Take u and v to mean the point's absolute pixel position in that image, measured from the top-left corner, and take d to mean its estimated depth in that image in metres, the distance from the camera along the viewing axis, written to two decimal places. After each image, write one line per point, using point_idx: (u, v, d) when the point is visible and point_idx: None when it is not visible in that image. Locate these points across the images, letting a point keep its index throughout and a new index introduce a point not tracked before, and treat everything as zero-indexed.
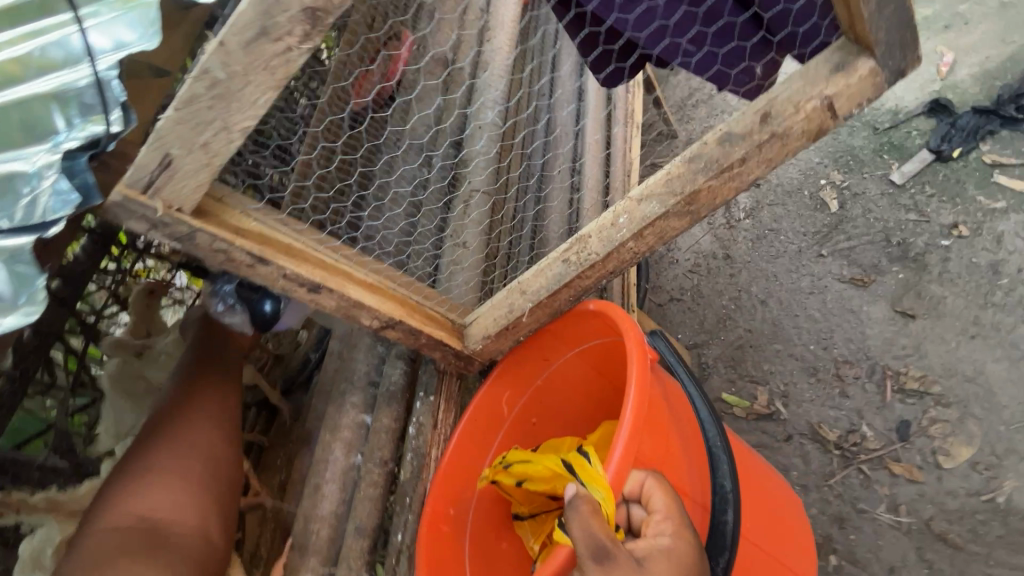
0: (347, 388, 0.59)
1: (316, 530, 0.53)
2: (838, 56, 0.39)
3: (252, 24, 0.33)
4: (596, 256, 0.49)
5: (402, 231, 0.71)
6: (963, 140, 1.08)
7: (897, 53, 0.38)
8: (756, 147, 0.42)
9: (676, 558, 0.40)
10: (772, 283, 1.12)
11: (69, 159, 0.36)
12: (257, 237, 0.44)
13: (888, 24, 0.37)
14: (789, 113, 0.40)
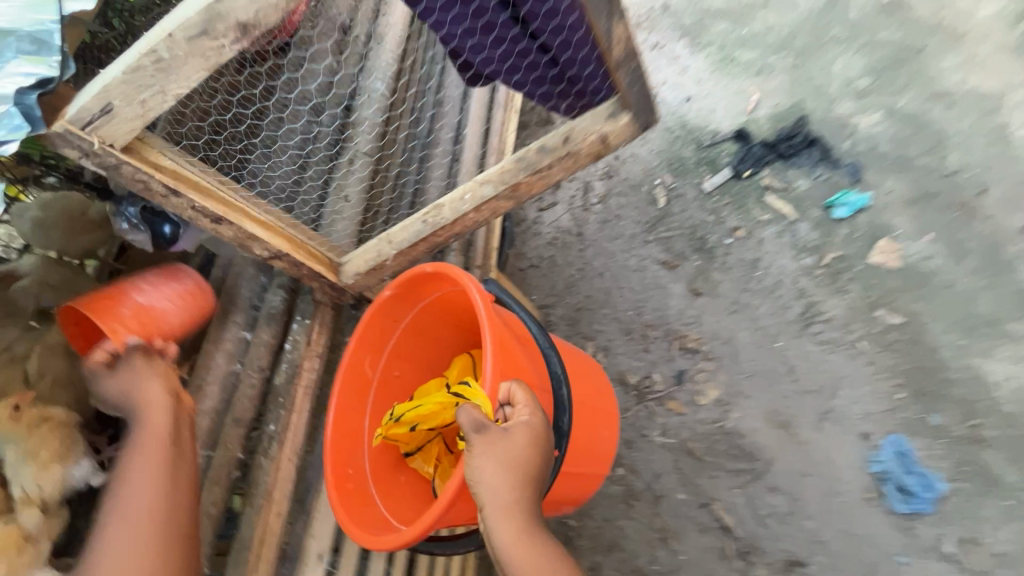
0: (231, 309, 0.69)
1: (198, 420, 0.63)
2: (610, 110, 0.58)
3: (196, 25, 0.43)
4: (447, 220, 0.65)
5: (291, 176, 0.81)
6: (753, 163, 1.39)
7: (644, 114, 0.58)
8: (558, 159, 0.61)
9: (535, 425, 0.60)
10: (610, 260, 1.40)
11: (20, 94, 0.46)
12: (170, 173, 0.52)
13: (637, 94, 0.57)
14: (582, 140, 0.59)
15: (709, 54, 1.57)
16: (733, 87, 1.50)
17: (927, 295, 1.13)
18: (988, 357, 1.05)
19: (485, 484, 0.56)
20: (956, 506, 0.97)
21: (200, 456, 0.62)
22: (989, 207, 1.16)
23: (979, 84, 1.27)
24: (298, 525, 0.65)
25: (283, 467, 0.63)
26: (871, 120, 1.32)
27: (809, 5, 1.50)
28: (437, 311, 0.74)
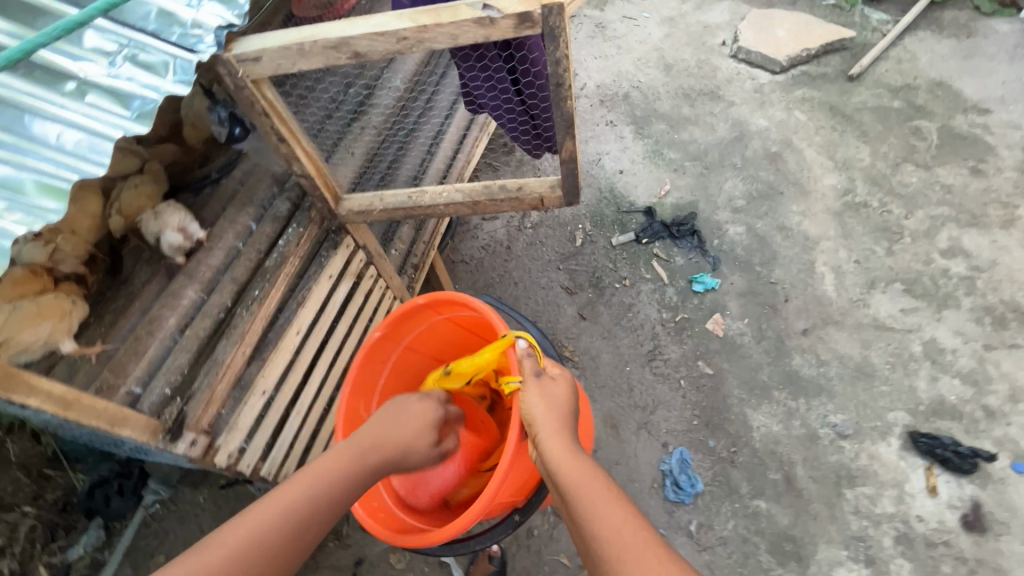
0: (247, 202, 0.92)
1: (203, 270, 0.86)
2: (552, 182, 0.87)
3: (333, 44, 0.64)
4: (425, 202, 0.90)
5: (319, 118, 1.09)
6: (651, 234, 1.80)
7: (571, 195, 0.87)
8: (509, 197, 0.88)
9: (567, 377, 0.82)
10: (525, 272, 1.81)
11: (217, 26, 0.63)
12: (269, 104, 0.73)
13: (569, 182, 0.84)
14: (527, 192, 0.88)
15: (646, 143, 2.01)
16: (654, 174, 1.94)
17: (732, 358, 1.56)
18: (756, 410, 1.47)
19: (539, 418, 0.74)
20: (705, 501, 1.36)
21: (197, 296, 0.84)
22: (788, 311, 1.61)
23: (809, 228, 1.75)
24: (254, 365, 0.86)
25: (257, 321, 0.85)
26: (737, 230, 1.79)
27: (724, 135, 1.99)
28: (418, 341, 1.02)
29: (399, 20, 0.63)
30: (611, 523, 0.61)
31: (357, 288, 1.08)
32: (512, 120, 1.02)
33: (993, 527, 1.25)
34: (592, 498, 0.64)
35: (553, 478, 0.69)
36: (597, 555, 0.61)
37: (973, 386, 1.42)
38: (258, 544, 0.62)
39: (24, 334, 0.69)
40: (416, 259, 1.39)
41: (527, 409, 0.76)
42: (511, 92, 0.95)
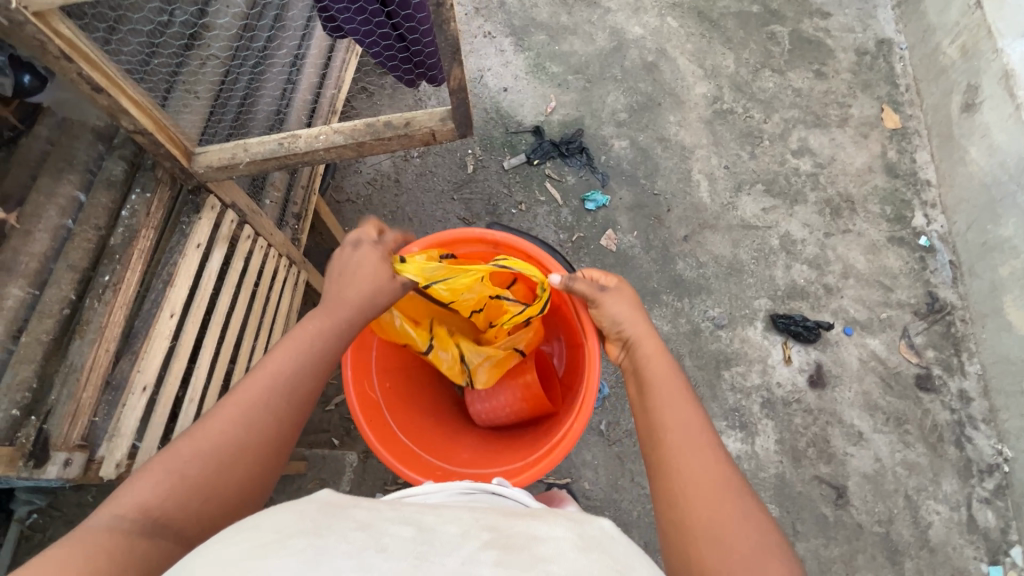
0: (65, 167, 0.74)
1: (25, 260, 0.69)
2: (441, 113, 0.79)
3: None
4: (300, 149, 0.79)
5: (143, 50, 0.89)
6: (541, 154, 1.79)
7: (464, 126, 0.81)
8: (396, 134, 0.80)
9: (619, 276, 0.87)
10: (418, 207, 1.72)
11: None
12: (69, 42, 0.57)
13: (461, 113, 0.78)
14: (414, 128, 0.80)
15: (527, 57, 1.92)
16: (539, 90, 1.88)
17: (626, 271, 1.67)
18: (648, 314, 1.61)
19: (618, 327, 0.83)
20: (611, 401, 1.50)
21: (26, 292, 0.69)
22: (671, 220, 1.73)
23: (685, 138, 1.84)
24: (126, 361, 0.74)
25: (116, 311, 0.73)
26: (621, 145, 1.83)
27: (603, 44, 1.96)
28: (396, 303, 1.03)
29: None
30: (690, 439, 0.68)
31: (234, 252, 0.95)
32: (381, 47, 0.89)
33: (831, 382, 1.54)
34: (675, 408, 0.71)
35: (639, 375, 0.78)
36: (665, 476, 0.65)
37: (817, 269, 1.66)
38: (198, 468, 0.58)
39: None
40: (296, 207, 1.25)
41: (610, 314, 0.84)
42: (373, 13, 0.81)
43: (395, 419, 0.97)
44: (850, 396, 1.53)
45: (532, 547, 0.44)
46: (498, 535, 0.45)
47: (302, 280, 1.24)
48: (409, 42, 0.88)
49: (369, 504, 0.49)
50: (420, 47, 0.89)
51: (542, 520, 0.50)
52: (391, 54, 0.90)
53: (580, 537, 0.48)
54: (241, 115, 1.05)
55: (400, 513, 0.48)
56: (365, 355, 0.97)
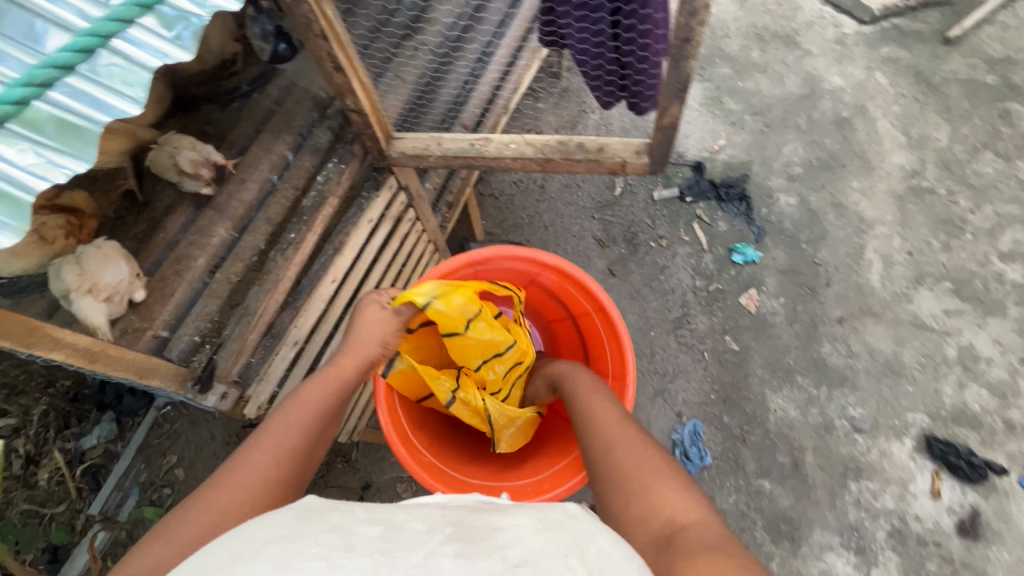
0: (284, 128, 0.81)
1: (234, 205, 0.77)
2: (639, 146, 0.75)
3: None
4: (489, 154, 0.79)
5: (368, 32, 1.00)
6: (696, 193, 1.69)
7: (660, 163, 0.76)
8: (588, 157, 0.77)
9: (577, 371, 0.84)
10: (556, 217, 1.70)
11: None
12: (329, 24, 0.60)
13: (661, 151, 0.73)
14: (610, 155, 0.76)
15: (705, 88, 1.82)
16: (709, 124, 1.77)
17: (761, 337, 1.52)
18: (775, 392, 1.45)
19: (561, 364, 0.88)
20: (710, 474, 1.38)
21: (228, 234, 0.76)
22: (827, 297, 1.54)
23: (866, 209, 1.63)
24: (287, 314, 0.79)
25: (292, 268, 0.77)
26: (788, 201, 1.67)
27: (793, 89, 1.80)
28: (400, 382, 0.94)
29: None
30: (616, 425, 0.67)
31: (395, 231, 0.98)
32: (598, 68, 0.88)
33: (986, 534, 1.29)
34: (602, 402, 0.73)
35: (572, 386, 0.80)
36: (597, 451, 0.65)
37: (999, 398, 1.40)
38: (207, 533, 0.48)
39: (103, 275, 0.65)
40: (451, 197, 1.25)
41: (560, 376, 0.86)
42: (606, 32, 0.80)
43: (453, 470, 0.90)
44: (1008, 560, 1.27)
45: (491, 538, 0.40)
46: (460, 529, 0.43)
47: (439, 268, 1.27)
48: (630, 71, 0.85)
49: (349, 507, 0.46)
50: (639, 78, 0.86)
51: (503, 511, 0.47)
52: (607, 76, 0.88)
53: (539, 520, 0.44)
54: (420, 102, 1.05)
55: (373, 512, 0.45)
56: (400, 426, 0.88)
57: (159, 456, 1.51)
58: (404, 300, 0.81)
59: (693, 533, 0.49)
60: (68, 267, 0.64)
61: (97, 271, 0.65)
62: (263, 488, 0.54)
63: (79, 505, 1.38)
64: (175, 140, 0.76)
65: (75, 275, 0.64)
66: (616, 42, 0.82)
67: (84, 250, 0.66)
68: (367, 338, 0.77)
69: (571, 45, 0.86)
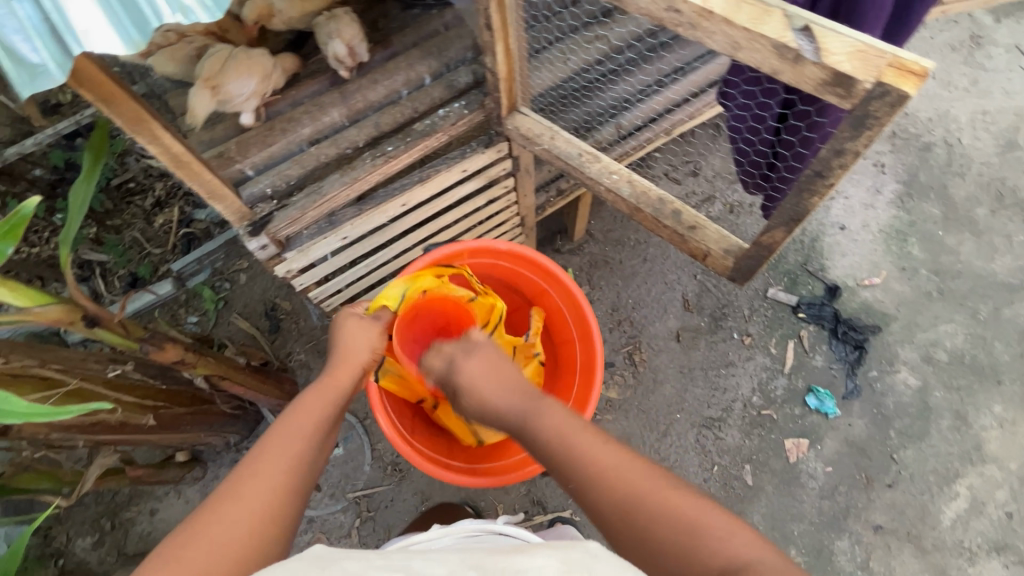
0: (435, 54, 0.85)
1: (357, 99, 0.83)
2: (731, 247, 0.70)
3: None
4: (590, 172, 0.76)
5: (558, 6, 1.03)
6: (813, 314, 1.51)
7: (742, 274, 0.73)
8: (679, 228, 0.72)
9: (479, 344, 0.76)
10: (660, 257, 1.60)
11: None
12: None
13: (749, 260, 0.69)
14: (703, 239, 0.71)
15: (898, 217, 1.57)
16: (876, 255, 1.55)
17: (781, 488, 1.37)
18: None
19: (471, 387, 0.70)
20: None
21: (339, 120, 0.82)
22: (878, 497, 1.35)
23: (990, 441, 1.38)
24: (349, 211, 0.85)
25: (370, 176, 0.81)
26: (907, 380, 1.44)
27: (998, 272, 1.51)
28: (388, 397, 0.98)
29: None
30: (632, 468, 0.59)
31: (485, 191, 1.00)
32: (744, 155, 0.84)
33: None
34: (592, 441, 0.62)
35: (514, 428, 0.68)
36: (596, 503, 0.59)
37: None
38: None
39: (230, 82, 0.76)
40: (565, 184, 1.20)
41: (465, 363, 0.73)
42: (764, 129, 0.76)
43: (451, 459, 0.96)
44: None
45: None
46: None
47: (516, 240, 1.26)
48: (769, 175, 0.82)
49: (361, 556, 0.51)
50: (774, 188, 0.82)
51: (524, 551, 0.51)
52: (747, 167, 0.85)
53: (562, 560, 0.48)
54: (584, 88, 1.04)
55: (387, 562, 0.50)
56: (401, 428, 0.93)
57: (237, 257, 1.68)
58: (377, 307, 0.86)
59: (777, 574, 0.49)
60: (214, 61, 0.78)
61: (231, 75, 0.76)
62: (256, 526, 0.54)
63: (168, 257, 1.65)
64: (334, 18, 0.81)
65: (213, 70, 0.77)
66: (771, 143, 0.77)
67: (235, 55, 0.78)
68: (352, 348, 0.78)
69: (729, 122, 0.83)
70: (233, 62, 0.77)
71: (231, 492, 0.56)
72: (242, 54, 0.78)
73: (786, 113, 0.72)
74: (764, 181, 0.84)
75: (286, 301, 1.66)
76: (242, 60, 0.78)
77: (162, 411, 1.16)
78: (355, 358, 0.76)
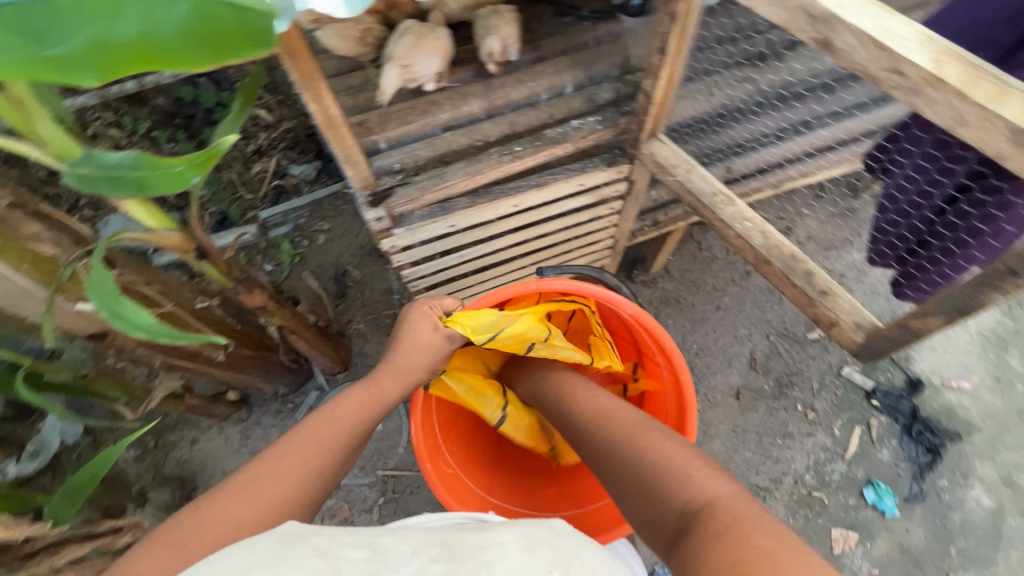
0: (584, 66, 0.84)
1: (499, 94, 0.83)
2: (867, 323, 0.69)
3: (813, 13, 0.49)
4: (720, 214, 0.76)
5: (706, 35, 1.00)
6: (888, 403, 1.42)
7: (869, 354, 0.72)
8: (812, 289, 0.71)
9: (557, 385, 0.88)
10: (736, 309, 1.54)
11: None
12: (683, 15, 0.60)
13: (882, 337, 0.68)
14: (835, 306, 0.70)
15: (1002, 323, 1.46)
16: (969, 357, 1.45)
17: None
18: None
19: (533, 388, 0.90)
20: None
21: (478, 111, 0.83)
22: None
23: None
24: (464, 201, 0.86)
25: (496, 170, 0.82)
26: (980, 499, 1.34)
27: None
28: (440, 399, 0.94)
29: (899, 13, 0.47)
30: (611, 412, 0.77)
31: (591, 207, 0.98)
32: (889, 226, 0.85)
33: None
34: (585, 394, 0.83)
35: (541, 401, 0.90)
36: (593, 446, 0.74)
37: None
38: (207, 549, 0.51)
39: (419, 61, 0.76)
40: (662, 216, 1.17)
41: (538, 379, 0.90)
42: (931, 205, 0.76)
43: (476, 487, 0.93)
44: None
45: (475, 557, 0.44)
46: (449, 548, 0.46)
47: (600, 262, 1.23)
48: (917, 250, 0.82)
49: (333, 535, 0.49)
50: (920, 263, 0.82)
51: (489, 530, 0.50)
52: (891, 238, 0.86)
53: (525, 537, 0.47)
54: (710, 122, 1.01)
55: (357, 537, 0.49)
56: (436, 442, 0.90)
57: (319, 218, 1.74)
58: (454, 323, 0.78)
59: (726, 496, 0.55)
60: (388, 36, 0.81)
61: (415, 53, 0.76)
62: (271, 512, 0.57)
63: (257, 205, 1.72)
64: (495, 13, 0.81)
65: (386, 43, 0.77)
66: (931, 219, 0.78)
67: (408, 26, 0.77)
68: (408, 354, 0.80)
69: (885, 189, 0.83)
70: (406, 33, 0.77)
71: (257, 478, 0.60)
72: (413, 24, 0.77)
73: (973, 180, 0.69)
74: (941, 255, 0.78)
75: (357, 270, 1.70)
76: (413, 30, 0.77)
77: (232, 350, 1.20)
78: (407, 374, 0.79)
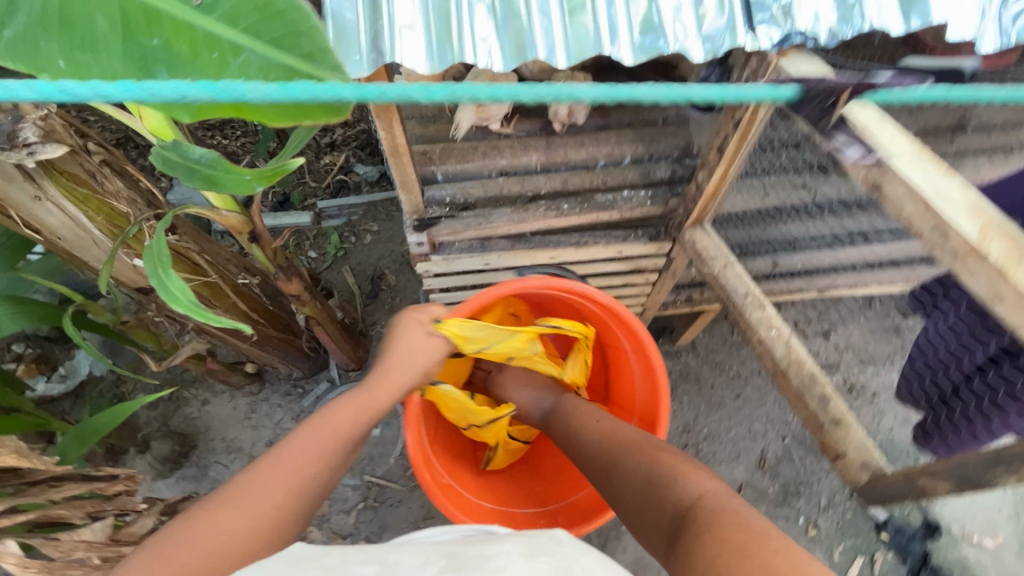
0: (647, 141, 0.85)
1: (558, 152, 0.86)
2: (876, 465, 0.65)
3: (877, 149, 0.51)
4: (749, 315, 0.76)
5: None
6: (898, 541, 1.33)
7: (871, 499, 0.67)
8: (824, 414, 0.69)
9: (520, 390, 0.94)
10: (756, 402, 1.49)
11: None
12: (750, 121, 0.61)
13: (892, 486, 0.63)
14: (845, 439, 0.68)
15: None
16: (997, 514, 1.35)
17: None
18: None
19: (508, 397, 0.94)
20: None
21: (535, 164, 0.86)
22: None
23: None
24: (503, 243, 0.89)
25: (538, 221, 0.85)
26: None
27: None
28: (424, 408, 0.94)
29: (951, 176, 0.47)
30: (619, 437, 0.74)
31: (625, 275, 0.99)
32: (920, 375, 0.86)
33: None
34: (591, 422, 0.80)
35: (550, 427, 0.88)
36: (603, 473, 0.71)
37: None
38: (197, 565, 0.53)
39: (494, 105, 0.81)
40: (696, 295, 1.16)
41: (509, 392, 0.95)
42: (959, 370, 0.77)
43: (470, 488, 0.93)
44: None
45: (477, 566, 0.47)
46: (452, 561, 0.50)
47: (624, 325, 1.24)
48: (939, 407, 0.83)
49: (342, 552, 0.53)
50: (941, 420, 0.83)
51: (494, 542, 0.54)
52: (920, 388, 0.87)
53: (528, 547, 0.51)
54: (761, 217, 1.00)
55: (363, 555, 0.53)
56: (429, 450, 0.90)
57: (370, 219, 1.82)
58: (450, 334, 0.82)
59: (719, 504, 0.54)
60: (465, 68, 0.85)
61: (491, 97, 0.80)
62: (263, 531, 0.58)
63: (318, 193, 1.81)
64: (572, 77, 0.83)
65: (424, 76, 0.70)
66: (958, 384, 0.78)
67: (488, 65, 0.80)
68: (399, 361, 0.78)
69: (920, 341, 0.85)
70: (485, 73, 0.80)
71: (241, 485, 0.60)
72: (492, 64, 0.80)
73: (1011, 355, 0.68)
74: (964, 418, 0.78)
75: (392, 276, 1.76)
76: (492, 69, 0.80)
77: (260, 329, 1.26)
78: (398, 379, 0.77)
